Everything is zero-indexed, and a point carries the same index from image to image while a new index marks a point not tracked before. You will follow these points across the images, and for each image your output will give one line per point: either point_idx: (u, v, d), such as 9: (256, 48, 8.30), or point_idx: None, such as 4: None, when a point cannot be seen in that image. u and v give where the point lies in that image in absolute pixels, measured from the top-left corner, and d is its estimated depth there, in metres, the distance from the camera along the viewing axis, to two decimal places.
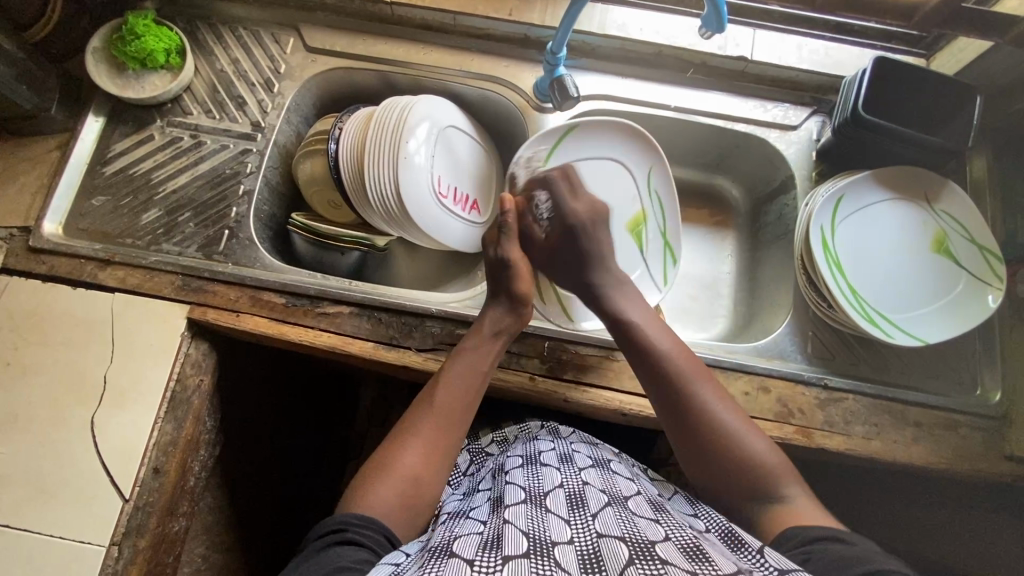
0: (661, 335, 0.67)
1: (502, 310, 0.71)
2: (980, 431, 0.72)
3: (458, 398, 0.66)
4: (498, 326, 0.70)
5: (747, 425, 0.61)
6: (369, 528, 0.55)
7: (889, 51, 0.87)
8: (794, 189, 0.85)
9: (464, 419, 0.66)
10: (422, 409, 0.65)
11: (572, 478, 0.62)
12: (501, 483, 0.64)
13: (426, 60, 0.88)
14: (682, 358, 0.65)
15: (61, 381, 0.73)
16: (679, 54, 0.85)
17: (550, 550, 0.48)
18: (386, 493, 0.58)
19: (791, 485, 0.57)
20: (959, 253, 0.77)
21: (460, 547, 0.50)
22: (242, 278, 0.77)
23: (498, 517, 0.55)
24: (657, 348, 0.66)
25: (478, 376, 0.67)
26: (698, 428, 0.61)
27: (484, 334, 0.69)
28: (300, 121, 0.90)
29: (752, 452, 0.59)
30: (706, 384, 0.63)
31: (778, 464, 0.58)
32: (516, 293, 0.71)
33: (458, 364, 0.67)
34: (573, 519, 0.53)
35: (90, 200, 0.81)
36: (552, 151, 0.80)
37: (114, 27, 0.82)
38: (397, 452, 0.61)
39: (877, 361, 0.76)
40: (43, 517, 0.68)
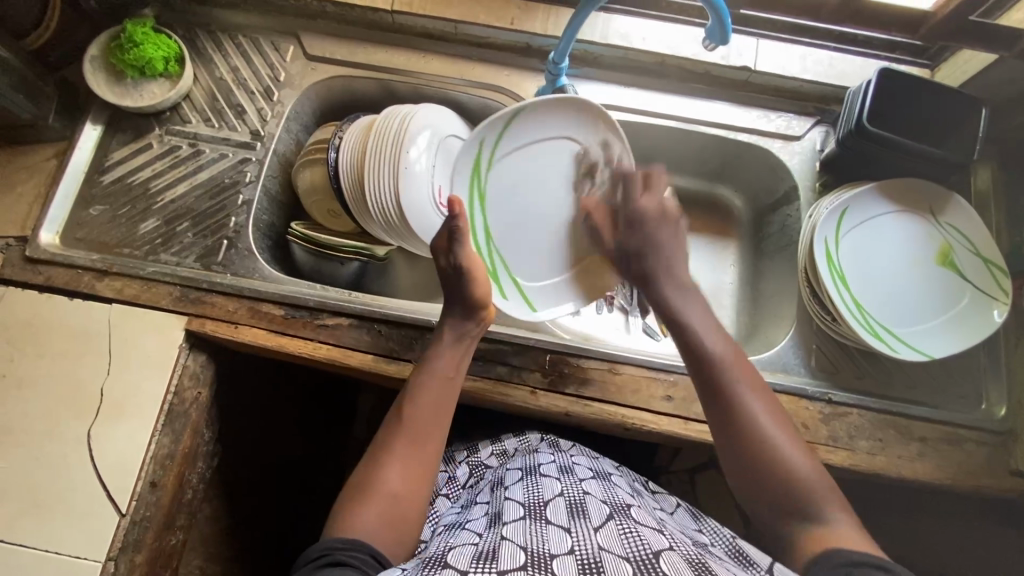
0: (718, 339, 0.64)
1: (461, 318, 0.68)
2: (985, 446, 0.72)
3: (427, 408, 0.64)
4: (460, 330, 0.68)
5: (794, 442, 0.59)
6: (355, 550, 0.54)
7: (894, 61, 0.86)
8: (798, 200, 0.84)
9: (438, 430, 0.64)
10: (395, 423, 0.63)
11: (573, 488, 0.61)
12: (500, 495, 0.63)
13: (427, 68, 0.87)
14: (737, 367, 0.62)
15: (57, 393, 0.72)
16: (682, 64, 0.85)
17: (549, 564, 0.46)
18: (366, 515, 0.57)
19: (835, 508, 0.55)
20: (963, 266, 0.76)
21: (454, 559, 0.49)
22: (241, 290, 0.76)
23: (495, 531, 0.54)
24: (712, 356, 0.63)
25: (445, 384, 0.66)
26: (750, 440, 0.59)
27: (445, 338, 0.68)
28: (300, 129, 0.90)
29: (798, 470, 0.57)
30: (761, 395, 0.61)
31: (825, 484, 0.57)
32: (470, 300, 0.67)
33: (423, 374, 0.66)
34: (574, 528, 0.52)
35: (88, 209, 0.80)
36: (499, 139, 0.75)
37: (113, 34, 0.82)
38: (374, 471, 0.60)
39: (881, 375, 0.75)
40: (38, 532, 0.68)
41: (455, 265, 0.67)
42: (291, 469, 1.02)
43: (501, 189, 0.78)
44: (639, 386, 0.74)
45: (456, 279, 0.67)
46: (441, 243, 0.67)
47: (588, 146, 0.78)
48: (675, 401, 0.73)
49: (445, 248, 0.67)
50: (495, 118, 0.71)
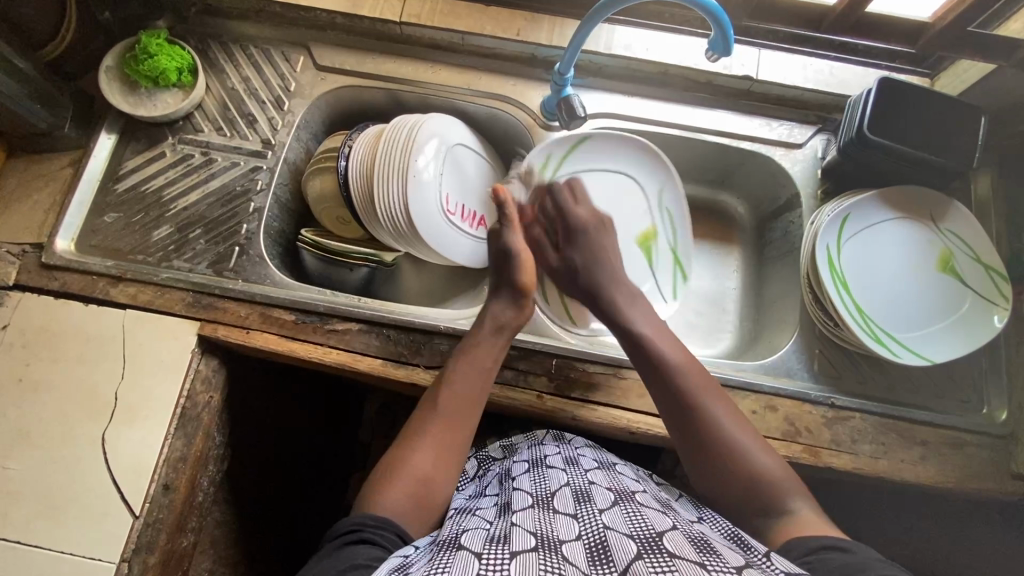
0: (669, 345, 0.67)
1: (506, 305, 0.72)
2: (986, 450, 0.73)
3: (463, 396, 0.65)
4: (500, 320, 0.71)
5: (756, 439, 0.60)
6: (385, 527, 0.54)
7: (893, 70, 0.87)
8: (799, 207, 0.85)
9: (471, 418, 0.64)
10: (426, 408, 0.64)
11: (579, 477, 0.62)
12: (508, 487, 0.63)
13: (435, 78, 0.89)
14: (693, 373, 0.64)
15: (72, 397, 0.73)
16: (685, 73, 0.86)
17: (558, 547, 0.47)
18: (396, 494, 0.57)
19: (799, 496, 0.56)
20: (965, 273, 0.77)
21: (468, 540, 0.49)
22: (252, 296, 0.77)
23: (505, 519, 0.54)
24: (663, 357, 0.66)
25: (482, 373, 0.67)
26: (711, 437, 0.60)
27: (484, 329, 0.70)
28: (310, 137, 0.91)
29: (759, 464, 0.58)
30: (716, 396, 0.62)
31: (786, 476, 0.57)
32: (517, 282, 0.73)
33: (462, 362, 0.67)
34: (581, 515, 0.52)
35: (102, 217, 0.82)
36: (566, 156, 0.84)
37: (128, 46, 0.83)
38: (402, 453, 0.60)
39: (883, 380, 0.76)
40: (54, 534, 0.69)
41: (505, 247, 0.74)
42: (298, 472, 1.02)
43: None
44: (644, 391, 0.75)
45: (505, 259, 0.74)
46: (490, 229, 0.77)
47: (651, 190, 0.87)
48: None
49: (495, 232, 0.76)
50: (566, 133, 0.83)
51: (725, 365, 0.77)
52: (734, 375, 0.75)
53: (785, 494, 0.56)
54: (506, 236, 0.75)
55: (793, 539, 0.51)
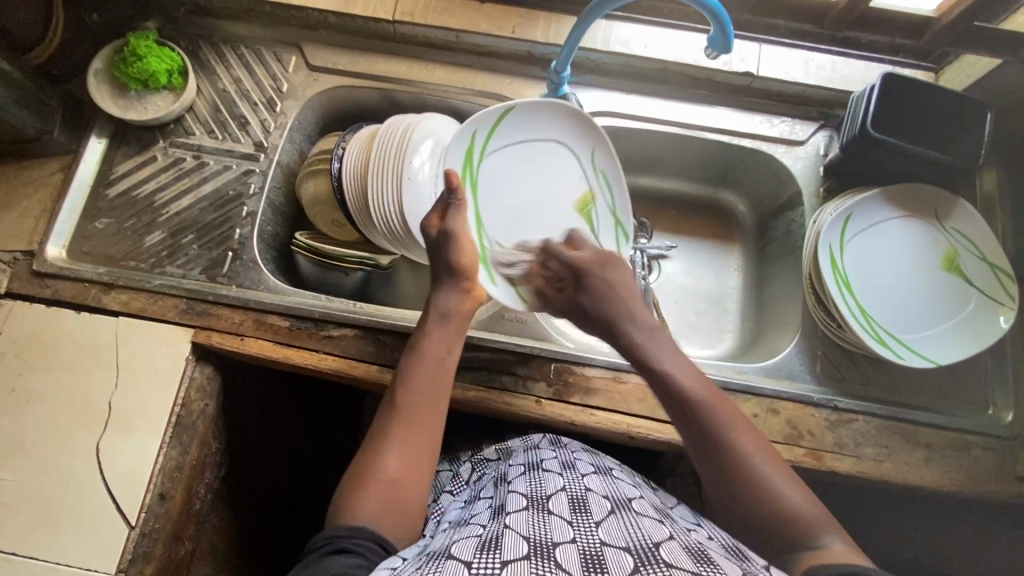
0: (694, 381, 0.62)
1: (451, 292, 0.68)
2: (992, 452, 0.72)
3: (428, 390, 0.63)
4: (445, 307, 0.67)
5: (784, 474, 0.56)
6: (360, 537, 0.53)
7: (897, 65, 0.86)
8: (801, 205, 0.84)
9: (437, 412, 0.62)
10: (391, 408, 0.62)
11: (575, 482, 0.61)
12: (503, 491, 0.62)
13: (430, 77, 0.87)
14: (717, 408, 0.60)
15: (66, 407, 0.72)
16: (684, 70, 0.85)
17: (551, 551, 0.46)
18: (366, 501, 0.55)
19: (829, 529, 0.52)
20: (970, 272, 0.76)
21: (458, 550, 0.48)
22: (246, 302, 0.76)
23: (499, 522, 0.54)
24: (687, 395, 0.61)
25: (440, 364, 0.64)
26: (739, 476, 0.56)
27: (432, 319, 0.67)
28: (303, 139, 0.90)
29: (790, 501, 0.54)
30: (742, 430, 0.58)
31: (817, 511, 0.53)
32: (455, 265, 0.68)
33: (419, 358, 0.64)
34: (575, 521, 0.52)
35: (93, 222, 0.81)
36: (489, 136, 0.76)
37: (117, 48, 0.82)
38: (369, 457, 0.58)
39: (886, 381, 0.75)
40: (49, 545, 0.68)
41: (442, 232, 0.68)
42: (298, 476, 1.02)
43: (495, 178, 0.79)
44: (643, 396, 0.74)
45: (443, 245, 0.68)
46: (434, 216, 0.69)
47: (584, 155, 0.80)
48: None
49: (439, 219, 0.69)
50: (490, 109, 0.74)
51: (726, 368, 0.76)
52: (735, 378, 0.74)
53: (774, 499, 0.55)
54: (448, 220, 0.68)
55: (795, 554, 0.50)
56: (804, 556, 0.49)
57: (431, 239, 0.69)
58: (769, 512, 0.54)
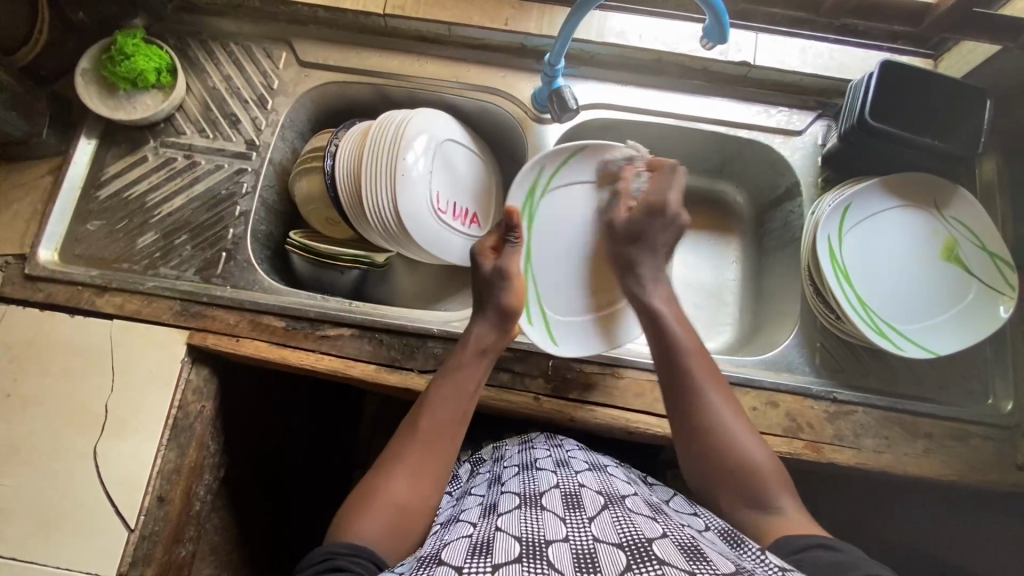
0: (685, 331, 0.64)
1: (491, 327, 0.69)
2: (992, 441, 0.71)
3: (444, 418, 0.63)
4: (483, 342, 0.68)
5: (754, 438, 0.58)
6: (359, 554, 0.52)
7: (895, 52, 0.85)
8: (799, 196, 0.83)
9: (451, 441, 0.62)
10: (408, 431, 0.62)
11: (569, 479, 0.61)
12: (495, 491, 0.62)
13: (422, 72, 0.86)
14: (700, 360, 0.61)
15: (62, 412, 0.72)
16: (680, 60, 0.84)
17: (543, 551, 0.46)
18: (372, 520, 0.55)
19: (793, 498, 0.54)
20: (970, 261, 0.75)
21: (449, 554, 0.48)
22: (240, 302, 0.76)
23: (489, 522, 0.54)
24: (676, 342, 0.63)
25: (466, 394, 0.65)
26: (705, 425, 0.58)
27: (468, 353, 0.67)
28: (296, 137, 0.89)
29: (749, 458, 0.56)
30: (719, 386, 0.60)
31: (773, 472, 0.55)
32: (505, 305, 0.69)
33: (446, 383, 0.65)
34: (568, 517, 0.51)
35: (85, 225, 0.80)
36: (557, 171, 0.76)
37: (104, 47, 0.81)
38: (381, 477, 0.58)
39: (886, 372, 0.75)
40: (49, 550, 0.68)
41: (496, 267, 0.70)
42: (299, 475, 1.02)
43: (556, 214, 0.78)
44: (642, 390, 0.73)
45: (496, 280, 0.70)
46: (487, 247, 0.73)
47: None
48: None
49: (492, 252, 0.72)
50: (561, 148, 0.73)
51: (725, 361, 0.76)
52: (735, 372, 0.74)
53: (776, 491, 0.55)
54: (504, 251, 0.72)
55: (794, 546, 0.49)
56: (796, 541, 0.49)
57: (482, 272, 0.71)
58: (731, 466, 0.56)
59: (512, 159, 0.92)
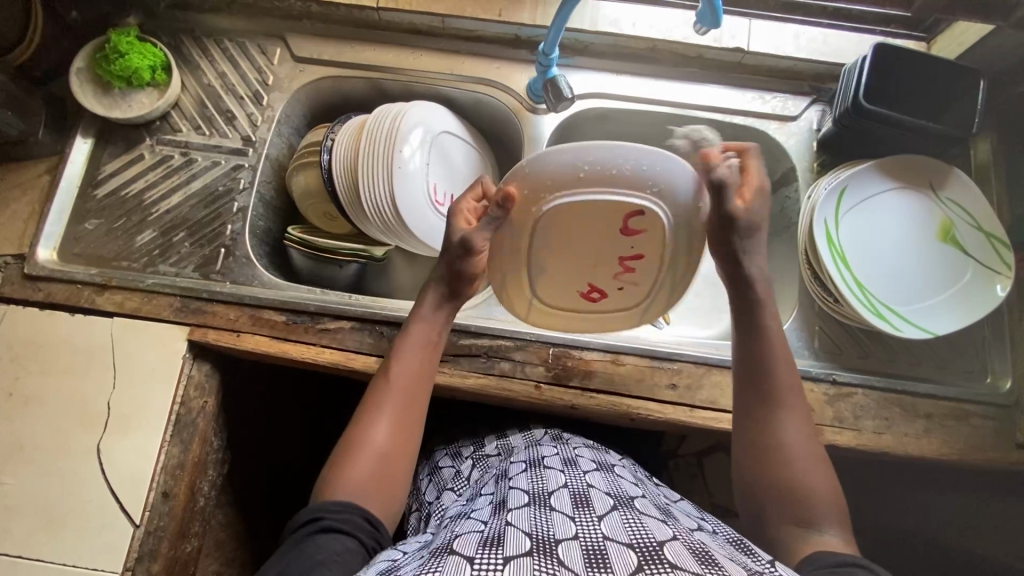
0: (786, 366, 0.62)
1: (447, 285, 0.67)
2: (991, 421, 0.72)
3: (414, 373, 0.64)
4: (443, 294, 0.67)
5: (819, 470, 0.58)
6: (349, 511, 0.55)
7: (888, 35, 0.85)
8: (796, 180, 0.84)
9: (423, 393, 0.64)
10: (380, 389, 0.63)
11: (577, 479, 0.61)
12: (504, 487, 0.62)
13: (417, 64, 0.86)
14: (789, 393, 0.61)
15: (65, 410, 0.72)
16: (674, 48, 0.84)
17: (553, 548, 0.46)
18: (358, 477, 0.57)
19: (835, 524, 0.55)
20: (966, 242, 0.76)
21: (460, 545, 0.48)
22: (241, 298, 0.76)
23: (500, 517, 0.54)
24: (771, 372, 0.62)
25: (429, 347, 0.66)
26: (768, 447, 0.60)
27: (427, 307, 0.67)
28: (292, 132, 0.89)
29: (808, 484, 0.57)
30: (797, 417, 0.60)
31: (834, 501, 0.56)
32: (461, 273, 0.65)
33: (408, 342, 0.65)
34: (577, 516, 0.52)
35: (83, 223, 0.80)
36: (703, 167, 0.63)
37: (98, 45, 0.80)
38: (360, 433, 0.60)
39: (884, 353, 0.75)
40: (56, 548, 0.69)
41: (461, 241, 0.62)
42: (303, 470, 1.02)
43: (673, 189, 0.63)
44: (642, 376, 0.74)
45: (462, 255, 0.63)
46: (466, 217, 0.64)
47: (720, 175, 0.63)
48: (679, 389, 0.73)
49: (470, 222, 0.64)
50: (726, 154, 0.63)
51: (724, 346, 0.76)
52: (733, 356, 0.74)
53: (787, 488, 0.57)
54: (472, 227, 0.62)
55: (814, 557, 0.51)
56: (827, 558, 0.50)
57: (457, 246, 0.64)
58: (789, 488, 0.57)
59: (509, 152, 0.93)
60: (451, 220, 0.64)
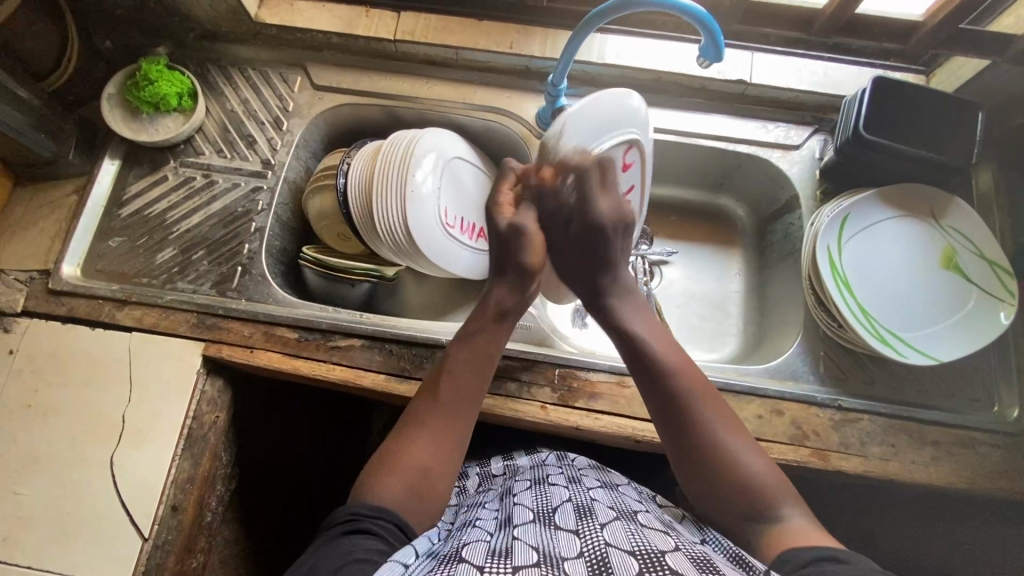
0: (668, 348, 0.64)
1: (510, 290, 0.68)
2: (999, 449, 0.71)
3: (463, 384, 0.63)
4: (503, 305, 0.67)
5: (747, 442, 0.58)
6: (383, 517, 0.53)
7: (889, 69, 0.87)
8: (799, 208, 0.85)
9: (471, 408, 0.63)
10: (423, 403, 0.62)
11: (581, 494, 0.61)
12: (509, 502, 0.63)
13: (431, 93, 0.90)
14: (686, 373, 0.62)
15: (80, 422, 0.74)
16: (679, 79, 0.87)
17: (560, 562, 0.46)
18: (394, 482, 0.56)
19: (791, 503, 0.53)
20: (969, 269, 0.77)
21: (469, 554, 0.49)
22: (256, 315, 0.78)
23: (506, 531, 0.54)
24: (658, 359, 0.63)
25: (482, 361, 0.65)
26: (703, 452, 0.57)
27: (487, 318, 0.67)
28: (309, 156, 0.92)
29: (753, 474, 0.55)
30: (706, 396, 0.60)
31: (778, 483, 0.55)
32: (525, 266, 0.66)
33: (458, 353, 0.65)
34: (582, 528, 0.52)
35: (107, 241, 0.83)
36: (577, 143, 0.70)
37: (129, 73, 0.85)
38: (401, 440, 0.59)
39: (890, 380, 0.76)
40: (65, 559, 0.69)
41: (512, 224, 0.66)
42: (308, 488, 1.03)
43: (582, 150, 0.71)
44: None
45: (514, 239, 0.66)
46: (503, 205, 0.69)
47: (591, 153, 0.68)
48: None
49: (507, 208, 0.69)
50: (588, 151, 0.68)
51: (730, 370, 0.77)
52: (739, 380, 0.74)
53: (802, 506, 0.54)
54: (520, 211, 0.68)
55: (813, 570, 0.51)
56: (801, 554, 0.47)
57: (499, 230, 0.68)
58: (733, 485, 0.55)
59: None
60: (493, 209, 0.69)
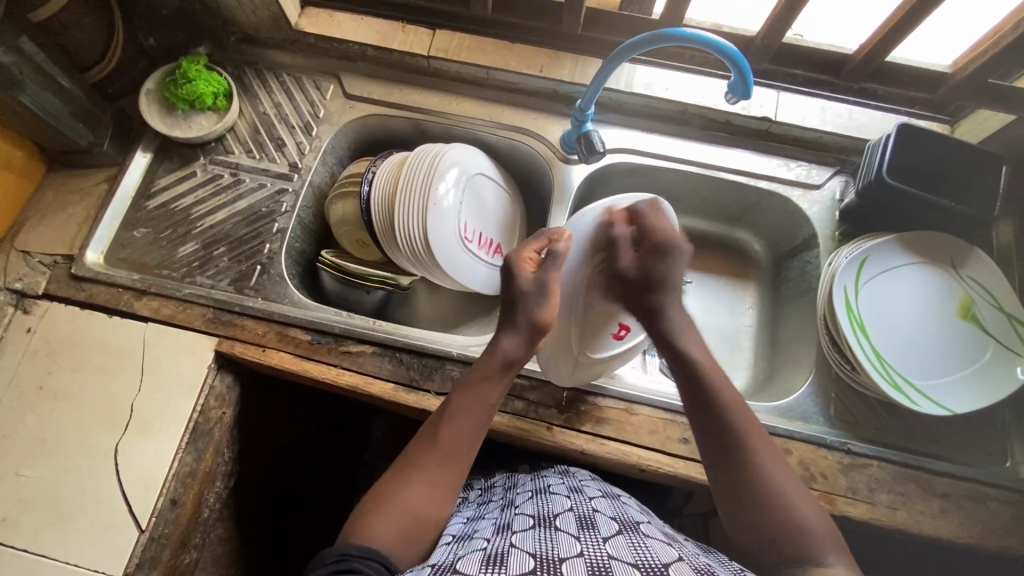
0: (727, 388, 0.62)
1: (521, 340, 0.67)
2: (1011, 506, 0.70)
3: (463, 433, 0.62)
4: (509, 357, 0.66)
5: (792, 481, 0.58)
6: (371, 556, 0.52)
7: (913, 116, 0.88)
8: (817, 247, 0.85)
9: (468, 457, 0.62)
10: (423, 449, 0.61)
11: (583, 504, 0.61)
12: (510, 512, 0.62)
13: (459, 110, 0.91)
14: (738, 411, 0.61)
15: (88, 408, 0.74)
16: (704, 113, 0.88)
17: (558, 565, 0.46)
18: (387, 525, 0.55)
19: (833, 552, 0.53)
20: (987, 321, 0.76)
21: (464, 564, 0.48)
22: (270, 313, 0.79)
23: (505, 538, 0.54)
24: (716, 390, 0.62)
25: (481, 408, 0.64)
26: (751, 484, 0.57)
27: (486, 365, 0.66)
28: (335, 162, 0.94)
29: (796, 513, 0.55)
30: (754, 431, 0.60)
31: (821, 528, 0.54)
32: (539, 319, 0.67)
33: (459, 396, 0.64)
34: (583, 537, 0.52)
35: (131, 231, 0.85)
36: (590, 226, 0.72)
37: (169, 70, 0.87)
38: (395, 488, 0.58)
39: (902, 427, 0.75)
40: (61, 544, 0.69)
41: (540, 282, 0.67)
42: (304, 491, 1.02)
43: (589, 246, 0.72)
44: (655, 428, 0.74)
45: (535, 297, 0.67)
46: (530, 263, 0.70)
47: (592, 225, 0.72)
48: (691, 444, 0.73)
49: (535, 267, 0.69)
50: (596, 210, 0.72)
51: None
52: None
53: (824, 547, 0.53)
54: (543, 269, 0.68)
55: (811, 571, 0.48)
56: None
57: (522, 281, 0.68)
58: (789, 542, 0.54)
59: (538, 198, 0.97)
60: (517, 267, 0.69)
